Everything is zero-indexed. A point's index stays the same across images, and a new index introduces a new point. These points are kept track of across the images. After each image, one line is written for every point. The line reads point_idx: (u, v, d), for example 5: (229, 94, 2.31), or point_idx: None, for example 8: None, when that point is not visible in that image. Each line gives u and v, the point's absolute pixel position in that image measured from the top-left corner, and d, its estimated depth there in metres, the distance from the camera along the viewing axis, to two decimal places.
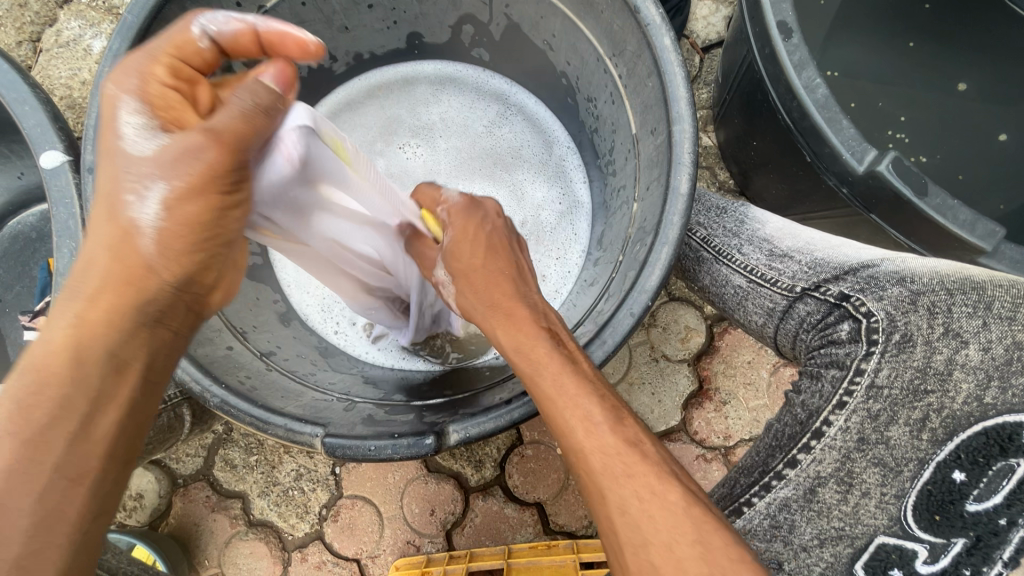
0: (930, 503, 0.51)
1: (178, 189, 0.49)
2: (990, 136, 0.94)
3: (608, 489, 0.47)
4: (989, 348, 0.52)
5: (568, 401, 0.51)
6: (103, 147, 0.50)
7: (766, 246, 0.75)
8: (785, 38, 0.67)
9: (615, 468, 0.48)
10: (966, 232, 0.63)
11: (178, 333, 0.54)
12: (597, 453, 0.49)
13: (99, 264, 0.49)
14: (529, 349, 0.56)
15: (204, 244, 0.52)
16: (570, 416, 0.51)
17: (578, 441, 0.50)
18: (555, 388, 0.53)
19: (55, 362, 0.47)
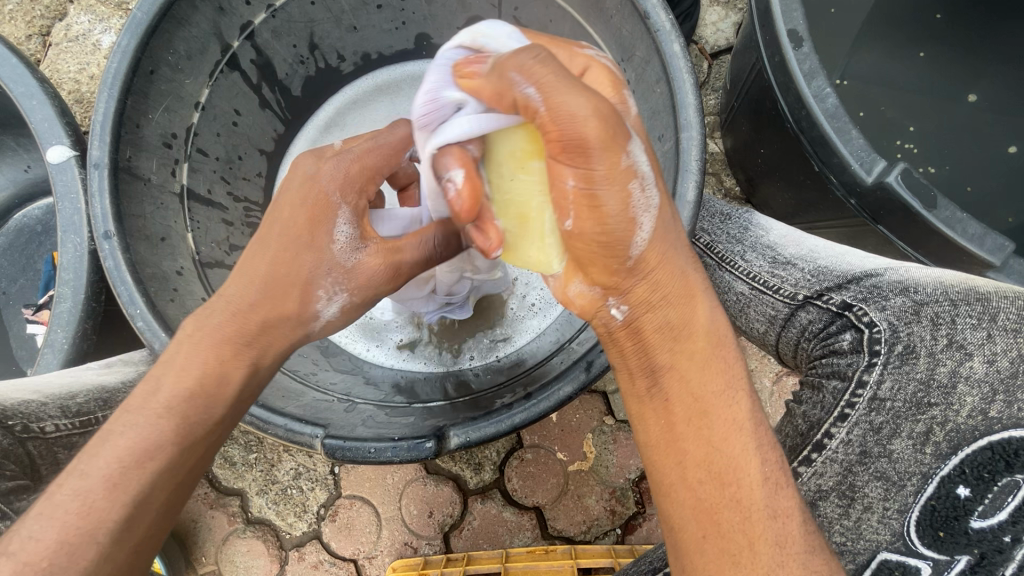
0: (934, 519, 0.52)
1: (353, 292, 0.59)
2: (1000, 148, 0.94)
3: (780, 568, 0.44)
4: (994, 360, 0.52)
5: (754, 459, 0.47)
6: (307, 237, 0.57)
7: (770, 254, 0.74)
8: (795, 47, 0.67)
9: (792, 544, 0.45)
10: (975, 246, 0.62)
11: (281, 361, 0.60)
12: (768, 519, 0.46)
13: (258, 308, 0.56)
14: (716, 387, 0.49)
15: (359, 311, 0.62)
16: (759, 478, 0.46)
17: (750, 477, 0.47)
18: (727, 439, 0.48)
19: (209, 385, 0.52)
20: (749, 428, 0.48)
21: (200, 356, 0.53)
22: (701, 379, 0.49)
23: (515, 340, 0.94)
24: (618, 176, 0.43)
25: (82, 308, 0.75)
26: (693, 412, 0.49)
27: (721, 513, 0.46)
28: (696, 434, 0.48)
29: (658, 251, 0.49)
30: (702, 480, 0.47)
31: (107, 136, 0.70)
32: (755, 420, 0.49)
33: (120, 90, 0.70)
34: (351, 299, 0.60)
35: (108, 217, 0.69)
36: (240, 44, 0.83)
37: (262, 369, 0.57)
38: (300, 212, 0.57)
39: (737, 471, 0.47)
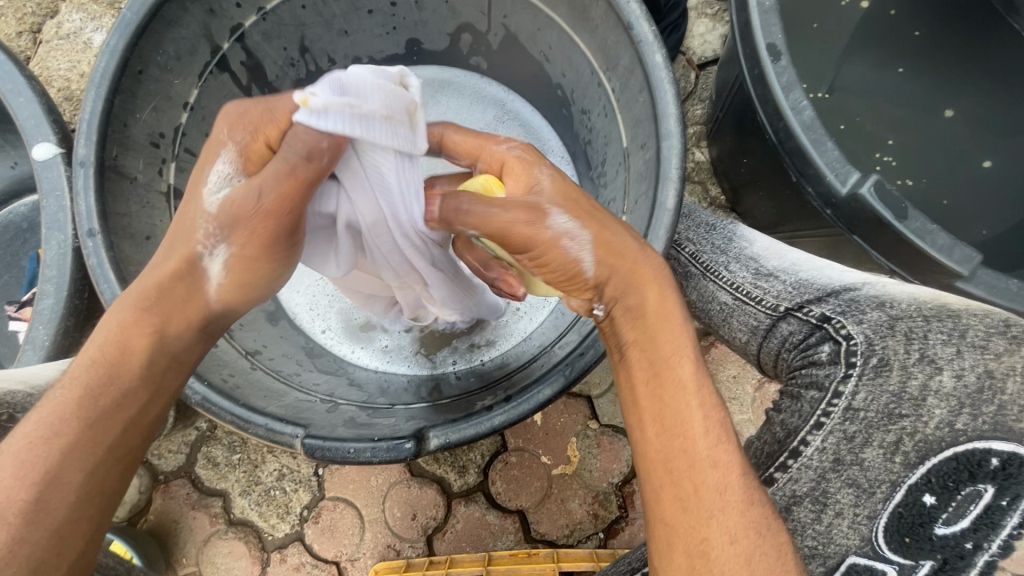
0: (900, 526, 0.53)
1: (233, 247, 0.58)
2: (974, 162, 0.96)
3: (720, 513, 0.46)
4: (962, 375, 0.53)
5: (698, 416, 0.49)
6: (193, 187, 0.58)
7: (753, 265, 0.76)
8: (773, 60, 0.68)
9: (732, 496, 0.46)
10: (944, 257, 0.64)
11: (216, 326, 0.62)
12: (708, 468, 0.47)
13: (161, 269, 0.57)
14: (667, 349, 0.51)
15: (255, 272, 0.61)
16: (700, 429, 0.48)
17: (693, 430, 0.48)
18: (676, 396, 0.50)
19: (121, 356, 0.53)
20: (692, 386, 0.50)
21: (106, 326, 0.54)
22: (656, 340, 0.52)
23: (500, 345, 0.95)
24: (549, 244, 0.54)
25: (65, 306, 0.75)
26: (647, 374, 0.51)
27: (669, 462, 0.49)
28: (648, 393, 0.51)
29: (605, 260, 0.54)
30: (655, 433, 0.50)
31: (93, 134, 0.70)
32: (699, 377, 0.50)
33: (107, 89, 0.71)
34: (235, 251, 0.58)
35: (93, 214, 0.69)
36: (230, 45, 0.84)
37: (170, 334, 0.56)
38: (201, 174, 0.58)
39: (683, 425, 0.49)
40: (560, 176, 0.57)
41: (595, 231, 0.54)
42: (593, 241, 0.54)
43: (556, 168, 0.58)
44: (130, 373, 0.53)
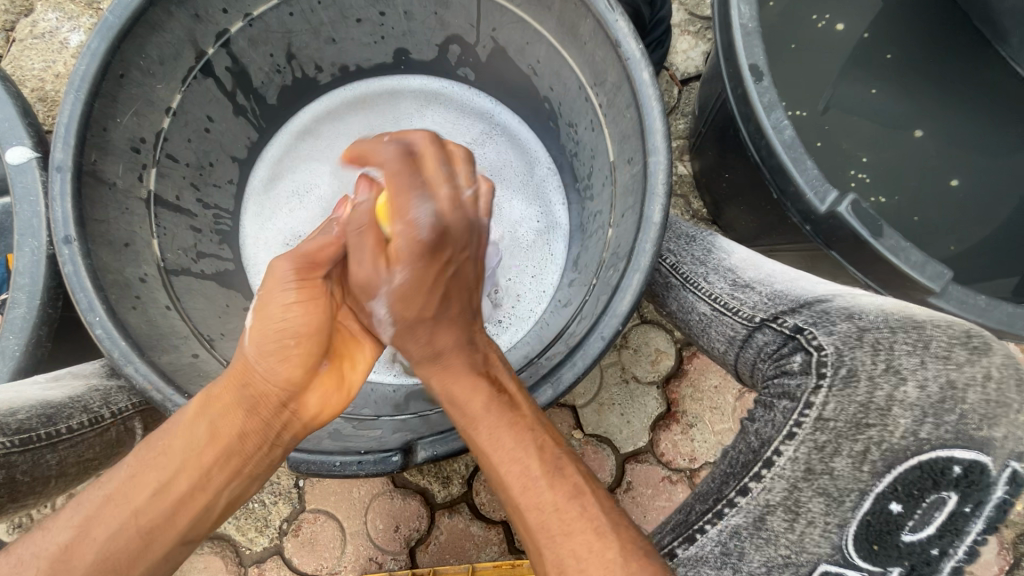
0: (869, 532, 0.54)
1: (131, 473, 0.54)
2: (944, 181, 1.00)
3: (547, 549, 0.51)
4: (926, 385, 0.55)
5: (508, 469, 0.55)
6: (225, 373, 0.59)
7: (730, 276, 0.76)
8: (755, 80, 0.70)
9: (571, 515, 0.52)
10: (917, 273, 0.66)
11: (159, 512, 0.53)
12: (536, 511, 0.52)
13: (139, 450, 0.55)
14: (475, 416, 0.58)
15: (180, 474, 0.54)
16: (513, 479, 0.54)
17: (512, 485, 0.54)
18: (485, 456, 0.57)
19: (108, 505, 0.52)
20: (489, 447, 0.56)
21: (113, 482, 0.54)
22: (456, 400, 0.59)
23: None
24: (371, 278, 0.62)
25: (37, 314, 0.73)
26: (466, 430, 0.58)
27: (514, 510, 0.54)
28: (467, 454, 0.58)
29: (404, 326, 0.62)
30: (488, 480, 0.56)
31: (72, 139, 0.68)
32: (495, 438, 0.56)
33: (87, 93, 0.69)
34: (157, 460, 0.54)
35: (69, 221, 0.67)
36: (215, 51, 0.83)
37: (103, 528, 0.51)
38: (281, 306, 0.60)
39: (496, 470, 0.55)
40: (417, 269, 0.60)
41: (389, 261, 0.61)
42: (396, 297, 0.61)
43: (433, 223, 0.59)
44: (176, 443, 0.55)
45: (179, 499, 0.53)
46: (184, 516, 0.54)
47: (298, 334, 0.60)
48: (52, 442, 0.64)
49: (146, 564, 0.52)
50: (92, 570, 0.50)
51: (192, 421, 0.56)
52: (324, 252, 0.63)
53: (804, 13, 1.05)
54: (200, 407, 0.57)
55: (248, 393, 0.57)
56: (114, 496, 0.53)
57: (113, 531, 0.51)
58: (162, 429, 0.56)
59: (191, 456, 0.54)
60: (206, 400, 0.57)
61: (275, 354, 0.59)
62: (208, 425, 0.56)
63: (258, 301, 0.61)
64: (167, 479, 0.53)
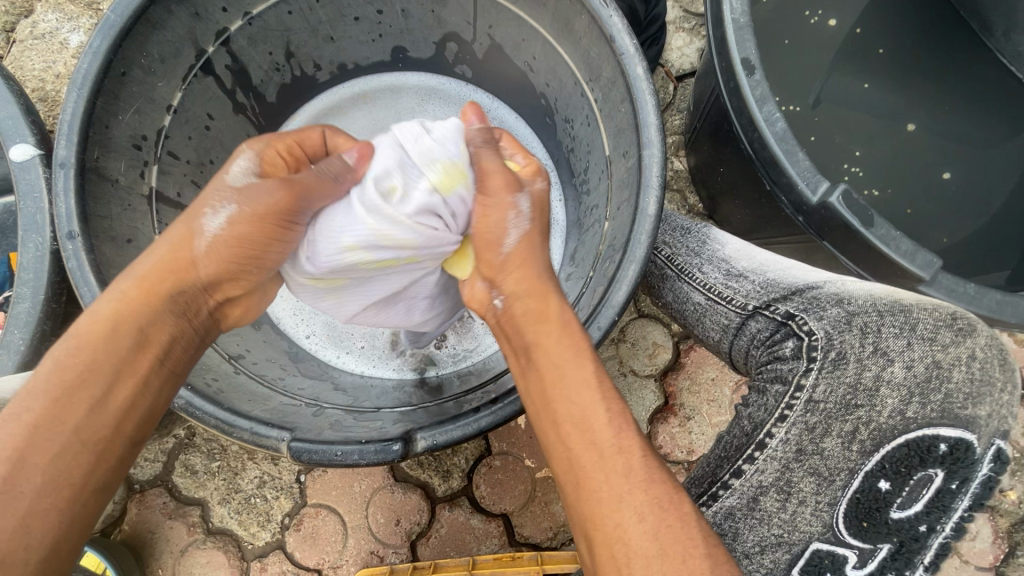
0: (859, 511, 0.55)
1: (60, 374, 0.53)
2: (936, 174, 1.01)
3: (627, 495, 0.49)
4: (912, 365, 0.56)
5: (601, 408, 0.53)
6: (169, 260, 0.60)
7: (724, 266, 0.77)
8: (748, 74, 0.71)
9: (638, 477, 0.50)
10: (907, 262, 0.67)
11: (90, 428, 0.53)
12: (616, 454, 0.51)
13: (73, 352, 0.54)
14: (563, 359, 0.56)
15: (116, 379, 0.55)
16: (601, 422, 0.52)
17: (601, 436, 0.52)
18: (581, 393, 0.54)
19: (37, 413, 0.52)
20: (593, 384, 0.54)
21: (41, 388, 0.52)
22: (544, 346, 0.57)
23: (481, 349, 0.95)
24: (501, 202, 0.63)
25: (41, 310, 0.74)
26: (552, 375, 0.55)
27: (586, 462, 0.51)
28: (552, 391, 0.55)
29: (521, 253, 0.63)
30: (567, 433, 0.53)
31: (75, 136, 0.69)
32: (590, 377, 0.55)
33: (89, 91, 0.70)
34: (90, 359, 0.54)
35: (73, 216, 0.68)
36: (215, 49, 0.84)
37: (31, 455, 0.50)
38: (245, 230, 0.61)
39: (584, 415, 0.53)
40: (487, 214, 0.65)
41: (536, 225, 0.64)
42: (526, 228, 0.63)
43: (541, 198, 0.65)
44: (116, 348, 0.56)
45: (124, 410, 0.55)
46: (132, 428, 0.56)
47: (257, 264, 0.64)
48: None
49: (101, 477, 0.53)
50: (41, 494, 0.49)
51: (113, 330, 0.56)
52: (307, 185, 0.63)
53: (797, 9, 1.06)
54: (118, 315, 0.57)
55: (191, 304, 0.61)
56: (48, 416, 0.52)
57: (52, 455, 0.51)
58: (75, 339, 0.56)
59: (127, 365, 0.56)
60: (125, 309, 0.57)
61: (225, 274, 0.62)
62: (150, 317, 0.58)
63: (227, 211, 0.60)
64: (106, 390, 0.54)
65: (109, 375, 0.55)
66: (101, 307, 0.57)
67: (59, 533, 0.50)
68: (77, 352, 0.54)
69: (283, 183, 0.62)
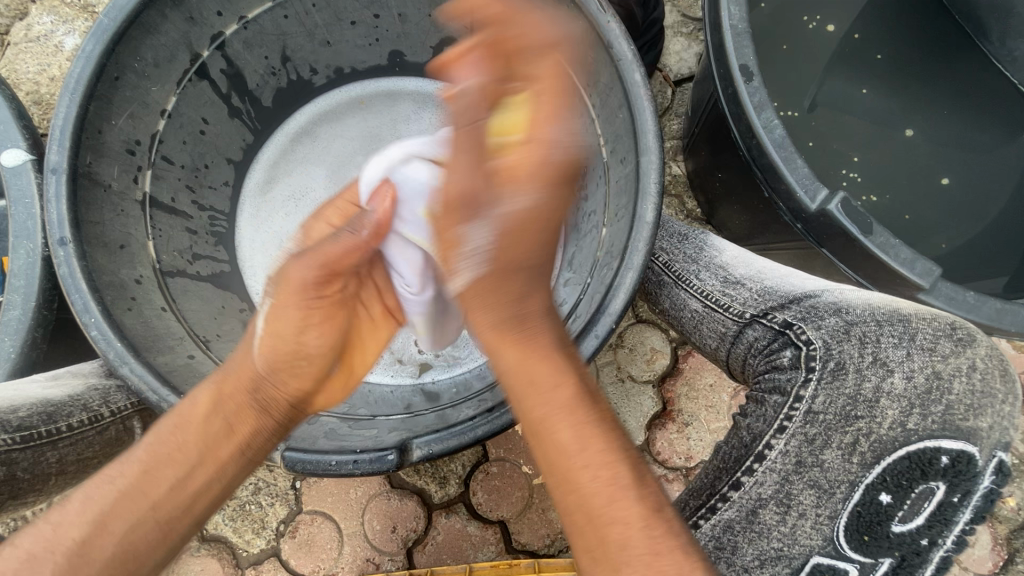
0: (860, 524, 0.54)
1: (154, 440, 0.55)
2: (934, 180, 1.01)
3: (636, 557, 0.48)
4: (912, 376, 0.56)
5: (573, 435, 0.52)
6: (245, 353, 0.61)
7: (722, 273, 0.76)
8: (746, 81, 0.71)
9: (646, 535, 0.49)
10: (906, 269, 0.67)
11: (157, 508, 0.52)
12: (632, 510, 0.50)
13: (171, 425, 0.56)
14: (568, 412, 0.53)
15: (190, 456, 0.55)
16: (594, 488, 0.50)
17: (619, 498, 0.50)
18: (559, 418, 0.53)
19: (124, 478, 0.53)
20: (568, 411, 0.54)
21: (138, 457, 0.54)
22: (545, 398, 0.54)
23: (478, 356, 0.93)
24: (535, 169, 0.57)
25: (33, 316, 0.73)
26: (563, 425, 0.53)
27: (597, 522, 0.50)
28: (559, 446, 0.52)
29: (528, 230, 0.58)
30: (591, 495, 0.50)
31: (67, 140, 0.68)
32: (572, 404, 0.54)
33: (82, 96, 0.69)
34: (174, 436, 0.55)
35: (64, 222, 0.67)
36: (210, 53, 0.83)
37: (110, 523, 0.51)
38: (291, 324, 0.60)
39: (599, 473, 0.51)
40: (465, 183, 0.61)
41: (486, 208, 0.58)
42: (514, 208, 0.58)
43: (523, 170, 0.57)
44: (200, 429, 0.56)
45: (197, 495, 0.54)
46: (202, 510, 0.55)
47: (309, 353, 0.61)
48: (53, 440, 0.64)
49: (164, 554, 0.53)
50: (105, 569, 0.49)
51: (207, 415, 0.57)
52: (333, 253, 0.63)
53: (795, 14, 1.06)
54: (214, 400, 0.58)
55: (264, 400, 0.59)
56: (131, 490, 0.52)
57: (128, 526, 0.51)
58: (178, 417, 0.56)
59: (212, 449, 0.56)
60: (221, 396, 0.58)
61: (285, 370, 0.60)
62: (229, 401, 0.58)
63: (268, 308, 0.60)
64: (186, 473, 0.54)
65: (186, 458, 0.54)
66: (201, 388, 0.59)
67: None
68: (173, 426, 0.56)
69: (307, 258, 0.61)
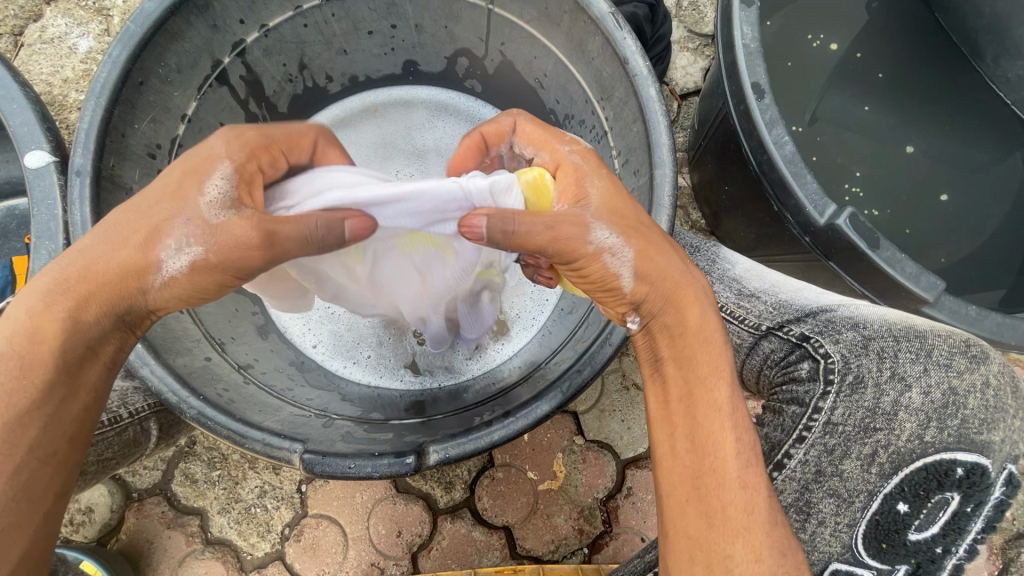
0: (878, 532, 0.56)
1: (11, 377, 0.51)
2: (934, 196, 1.04)
3: (750, 538, 0.50)
4: (929, 392, 0.58)
5: (731, 437, 0.53)
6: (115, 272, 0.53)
7: (736, 286, 0.78)
8: (757, 98, 0.73)
9: (758, 517, 0.51)
10: (911, 283, 0.69)
11: (32, 449, 0.52)
12: (740, 491, 0.52)
13: (29, 361, 0.52)
14: (724, 404, 0.55)
15: (58, 390, 0.53)
16: (737, 483, 0.52)
17: (734, 487, 0.52)
18: (712, 418, 0.54)
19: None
20: (726, 410, 0.54)
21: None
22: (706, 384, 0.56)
23: (485, 362, 0.96)
24: (590, 257, 0.56)
25: None
26: (713, 411, 0.54)
27: (727, 511, 0.52)
28: (712, 434, 0.54)
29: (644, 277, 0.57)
30: (730, 489, 0.52)
31: (91, 144, 0.69)
32: (732, 405, 0.55)
33: (107, 99, 0.70)
34: (28, 368, 0.52)
35: (88, 225, 0.68)
36: (230, 60, 0.84)
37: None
38: (209, 278, 0.55)
39: (724, 463, 0.53)
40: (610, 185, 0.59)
41: (636, 246, 0.56)
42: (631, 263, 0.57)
43: (609, 178, 0.60)
44: (61, 358, 0.53)
45: (77, 424, 0.55)
46: (83, 435, 0.56)
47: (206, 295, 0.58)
48: None
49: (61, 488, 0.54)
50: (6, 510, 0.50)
51: (60, 344, 0.53)
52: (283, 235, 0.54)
53: (799, 33, 1.09)
54: (68, 327, 0.53)
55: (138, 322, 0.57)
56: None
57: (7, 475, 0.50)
58: (10, 354, 0.51)
59: (77, 376, 0.54)
60: (79, 319, 0.53)
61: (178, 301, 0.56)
62: (100, 322, 0.54)
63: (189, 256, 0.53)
64: (59, 407, 0.53)
65: (53, 386, 0.53)
66: (46, 312, 0.52)
67: (23, 545, 0.51)
68: (19, 367, 0.52)
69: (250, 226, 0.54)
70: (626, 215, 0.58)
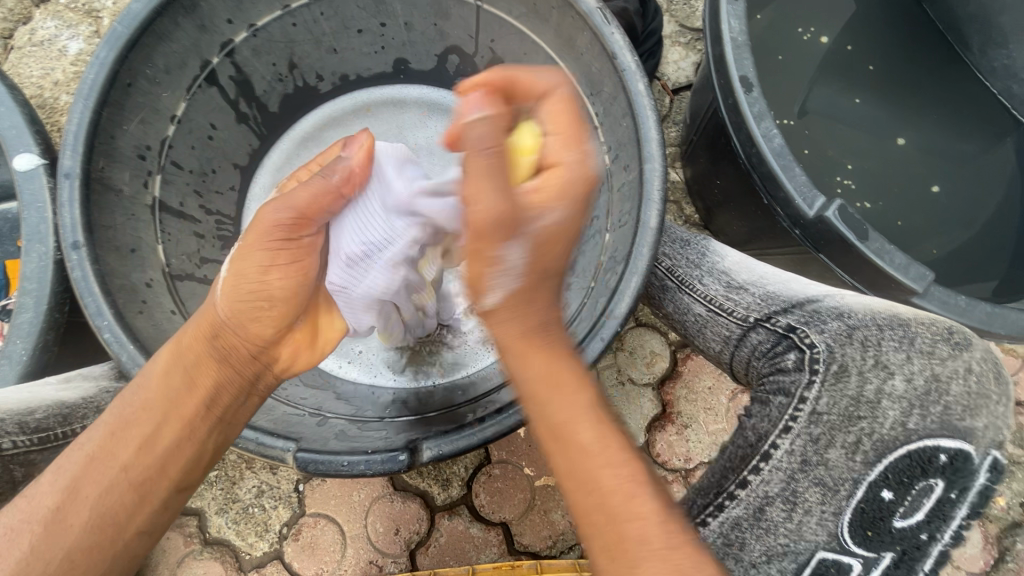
0: (863, 519, 0.56)
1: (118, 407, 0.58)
2: (925, 186, 1.04)
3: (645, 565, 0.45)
4: (912, 379, 0.59)
5: (603, 466, 0.49)
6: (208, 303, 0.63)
7: (724, 279, 0.78)
8: (745, 91, 0.73)
9: (656, 543, 0.46)
10: (901, 274, 0.70)
11: (128, 468, 0.56)
12: (625, 522, 0.47)
13: (136, 396, 0.59)
14: (591, 433, 0.50)
15: (155, 413, 0.58)
16: (619, 509, 0.47)
17: (619, 514, 0.47)
18: (583, 452, 0.50)
19: (103, 449, 0.57)
20: (593, 445, 0.50)
21: (101, 428, 0.57)
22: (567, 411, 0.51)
23: (476, 362, 0.96)
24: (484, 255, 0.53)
25: (44, 319, 0.75)
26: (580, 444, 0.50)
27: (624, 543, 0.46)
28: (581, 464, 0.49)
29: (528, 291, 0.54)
30: (615, 517, 0.47)
31: (79, 146, 0.69)
32: (600, 438, 0.50)
33: (95, 101, 0.70)
34: (140, 397, 0.59)
35: (77, 226, 0.68)
36: (219, 60, 0.84)
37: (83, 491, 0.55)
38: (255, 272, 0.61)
39: (601, 491, 0.48)
40: (564, 218, 0.54)
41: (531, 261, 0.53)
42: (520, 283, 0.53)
43: (574, 204, 0.54)
44: (159, 388, 0.59)
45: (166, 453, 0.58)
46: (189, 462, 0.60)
47: (271, 299, 0.62)
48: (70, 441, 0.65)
49: (144, 518, 0.57)
50: (90, 529, 0.54)
51: (166, 371, 0.60)
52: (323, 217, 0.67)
53: (789, 25, 1.09)
54: (173, 355, 0.60)
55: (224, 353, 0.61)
56: (97, 457, 0.56)
57: (102, 489, 0.55)
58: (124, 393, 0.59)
59: (174, 406, 0.59)
60: (179, 348, 0.61)
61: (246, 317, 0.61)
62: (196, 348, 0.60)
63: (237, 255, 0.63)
64: (154, 432, 0.58)
65: (154, 412, 0.58)
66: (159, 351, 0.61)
67: (107, 560, 0.55)
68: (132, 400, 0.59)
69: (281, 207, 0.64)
70: (550, 245, 0.54)
